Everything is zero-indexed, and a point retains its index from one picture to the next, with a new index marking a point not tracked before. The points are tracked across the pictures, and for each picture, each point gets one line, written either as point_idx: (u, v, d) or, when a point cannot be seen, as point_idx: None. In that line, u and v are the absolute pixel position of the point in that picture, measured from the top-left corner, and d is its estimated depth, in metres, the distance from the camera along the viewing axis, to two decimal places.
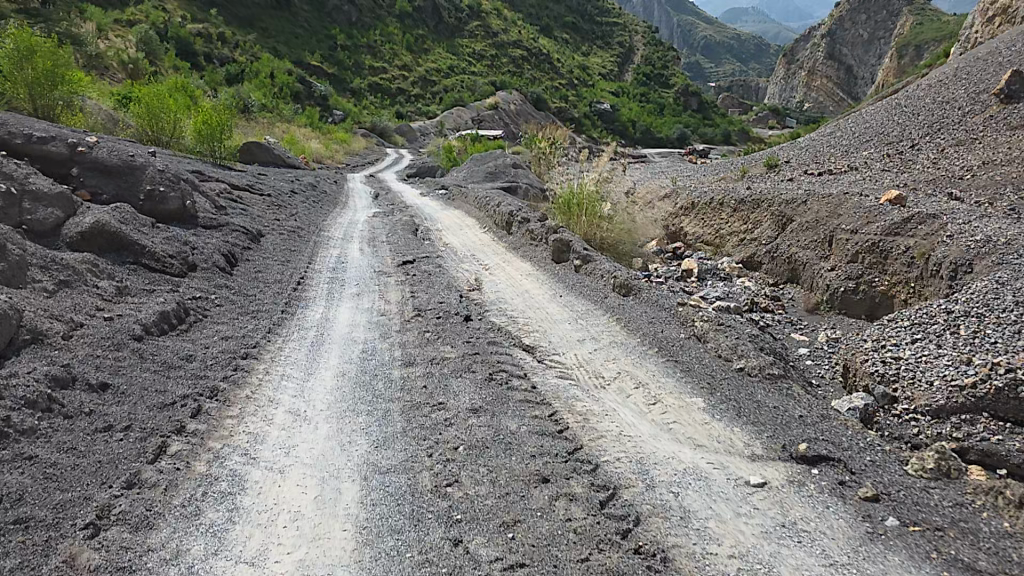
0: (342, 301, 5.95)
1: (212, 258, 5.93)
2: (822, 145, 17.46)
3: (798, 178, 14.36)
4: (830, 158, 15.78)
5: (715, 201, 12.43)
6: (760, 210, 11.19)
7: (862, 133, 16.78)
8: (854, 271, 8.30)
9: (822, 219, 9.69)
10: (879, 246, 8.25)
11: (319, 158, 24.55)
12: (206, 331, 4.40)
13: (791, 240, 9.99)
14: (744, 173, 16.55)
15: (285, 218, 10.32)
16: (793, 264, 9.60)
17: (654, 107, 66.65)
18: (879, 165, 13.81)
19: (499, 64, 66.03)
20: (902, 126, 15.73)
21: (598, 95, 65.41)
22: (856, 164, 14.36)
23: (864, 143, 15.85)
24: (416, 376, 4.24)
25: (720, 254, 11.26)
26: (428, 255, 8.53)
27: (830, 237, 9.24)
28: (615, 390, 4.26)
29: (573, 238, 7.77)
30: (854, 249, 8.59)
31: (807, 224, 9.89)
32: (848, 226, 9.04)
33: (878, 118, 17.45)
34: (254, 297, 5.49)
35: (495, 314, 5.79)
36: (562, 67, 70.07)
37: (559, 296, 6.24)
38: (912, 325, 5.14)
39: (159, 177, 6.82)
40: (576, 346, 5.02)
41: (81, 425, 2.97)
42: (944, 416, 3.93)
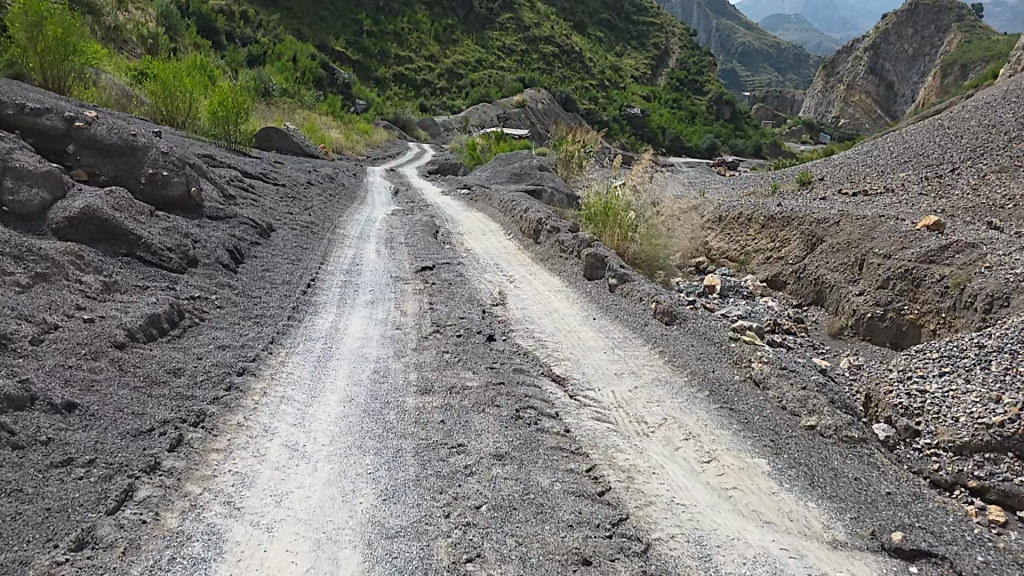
0: (353, 309, 5.53)
1: (216, 253, 5.54)
2: (856, 164, 16.54)
3: (830, 197, 13.52)
4: (865, 178, 14.89)
5: (744, 216, 11.74)
6: (790, 227, 10.48)
7: (900, 153, 15.89)
8: (882, 298, 7.82)
9: (854, 241, 9.03)
10: (913, 272, 7.68)
11: (340, 149, 24.34)
12: (199, 337, 3.95)
13: (820, 261, 9.34)
14: (775, 188, 15.80)
15: (299, 211, 9.91)
16: (820, 287, 8.96)
17: (680, 115, 65.36)
18: (916, 188, 12.98)
19: (526, 60, 65.42)
20: (945, 148, 14.81)
21: (625, 99, 64.45)
22: (893, 185, 13.52)
23: (901, 164, 14.97)
24: (433, 407, 3.72)
25: (743, 272, 10.53)
26: (448, 261, 8.03)
27: (862, 260, 8.63)
28: (660, 440, 3.76)
29: (606, 255, 7.24)
30: (886, 274, 8.02)
31: (838, 246, 9.23)
32: (881, 249, 8.45)
33: (917, 139, 16.52)
34: (258, 300, 5.12)
35: (521, 336, 5.29)
36: (590, 68, 69.22)
37: (592, 320, 5.74)
38: (941, 357, 5.41)
39: (162, 160, 6.39)
40: (611, 381, 4.50)
41: (34, 458, 2.49)
42: (966, 453, 4.03)
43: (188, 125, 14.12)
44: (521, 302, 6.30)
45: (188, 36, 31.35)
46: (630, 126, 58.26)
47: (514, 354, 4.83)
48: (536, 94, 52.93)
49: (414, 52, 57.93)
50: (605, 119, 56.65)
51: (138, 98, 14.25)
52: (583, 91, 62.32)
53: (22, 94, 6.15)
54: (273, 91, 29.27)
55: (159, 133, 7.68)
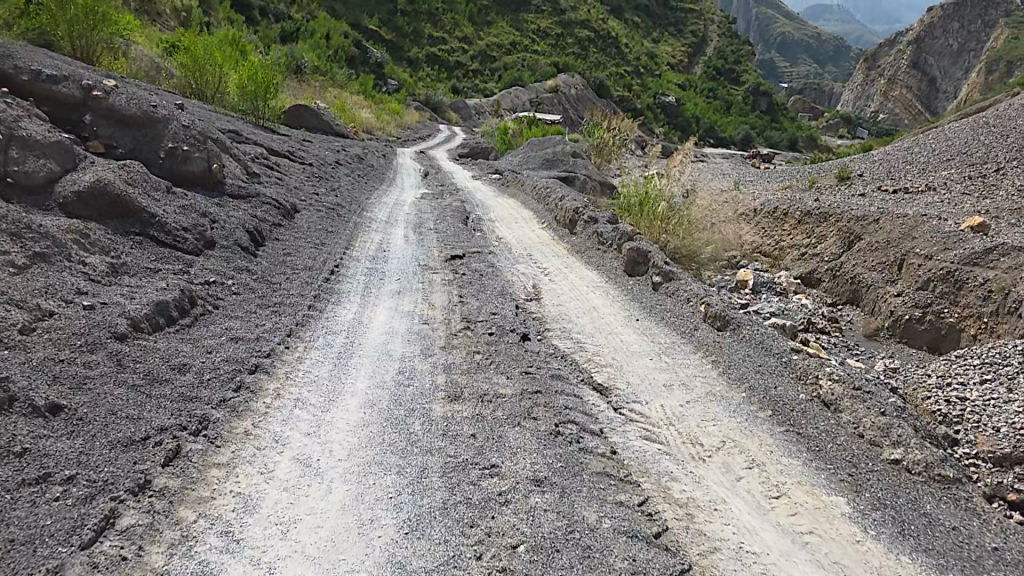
0: (377, 299, 5.22)
1: (235, 235, 5.30)
2: (899, 159, 15.44)
3: (870, 194, 12.55)
4: (910, 174, 13.81)
5: (779, 211, 10.95)
6: (825, 224, 9.64)
7: (941, 151, 14.61)
8: (922, 299, 7.05)
9: (894, 240, 8.20)
10: (954, 275, 6.93)
11: (370, 128, 24.06)
12: (210, 328, 3.67)
13: (856, 260, 8.53)
14: (813, 183, 14.84)
15: (325, 192, 9.61)
16: (856, 286, 8.16)
17: (713, 103, 63.09)
18: (959, 187, 11.91)
19: (559, 42, 63.97)
20: (997, 144, 13.55)
21: (659, 86, 62.48)
22: (934, 184, 12.42)
23: (944, 163, 13.71)
24: (462, 418, 3.31)
25: (777, 268, 9.77)
26: (479, 250, 7.62)
27: (901, 261, 7.84)
28: (719, 468, 3.26)
29: (650, 250, 6.76)
30: (925, 275, 7.25)
31: (876, 245, 8.41)
32: (922, 249, 7.63)
33: (968, 132, 15.26)
34: (278, 286, 4.85)
35: (558, 335, 4.89)
36: (623, 53, 67.33)
37: (635, 321, 5.30)
38: (983, 365, 5.01)
39: (183, 134, 6.19)
40: (659, 392, 4.04)
41: (4, 474, 2.15)
42: (1007, 467, 3.57)
43: (217, 99, 14.09)
44: (556, 298, 5.89)
45: (223, 11, 31.36)
46: (663, 114, 56.56)
47: (560, 357, 4.45)
48: (568, 78, 51.58)
49: (446, 32, 56.96)
50: (637, 106, 54.98)
51: (166, 70, 14.45)
52: (616, 76, 60.54)
53: (38, 60, 5.96)
54: (304, 68, 29.10)
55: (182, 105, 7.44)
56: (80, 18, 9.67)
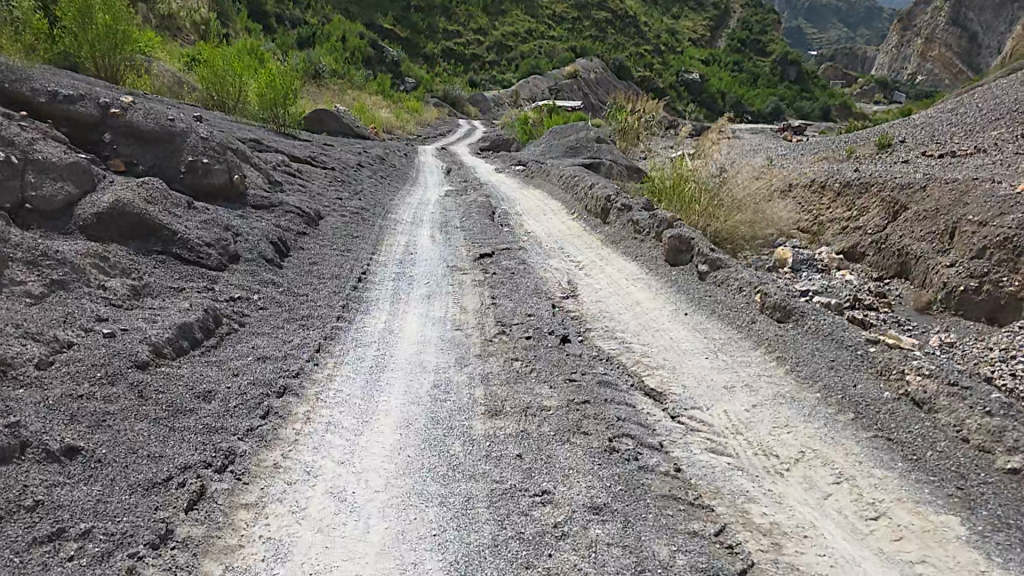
0: (404, 312, 5.00)
1: (258, 246, 5.42)
2: (939, 121, 14.51)
3: (907, 159, 11.77)
4: (954, 136, 12.92)
5: (816, 183, 10.21)
6: (867, 195, 8.91)
7: (989, 109, 13.56)
8: (978, 269, 6.39)
9: (943, 208, 7.44)
10: (1012, 241, 6.25)
11: (392, 128, 24.11)
12: (236, 347, 3.55)
13: (902, 230, 7.81)
14: (850, 153, 13.82)
15: (349, 196, 9.47)
16: (904, 258, 7.50)
17: (737, 79, 60.92)
18: (1011, 147, 10.91)
19: (575, 27, 62.81)
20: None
21: (681, 63, 60.62)
22: (984, 146, 11.35)
23: (992, 120, 12.71)
24: (506, 437, 3.02)
25: (817, 244, 9.14)
26: (507, 246, 7.65)
27: (953, 229, 7.10)
28: (800, 484, 2.83)
29: (692, 237, 6.55)
30: (980, 243, 6.57)
31: (924, 213, 7.65)
32: (975, 215, 6.90)
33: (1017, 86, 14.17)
34: (305, 296, 4.89)
35: (601, 336, 4.68)
36: (641, 33, 65.66)
37: (684, 315, 5.02)
38: None
39: (202, 147, 6.39)
40: (720, 396, 3.65)
41: (12, 535, 1.95)
42: None
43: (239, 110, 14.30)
44: (596, 294, 5.75)
45: (241, 23, 31.82)
46: (687, 93, 54.96)
47: (608, 362, 4.17)
48: (585, 63, 50.61)
49: (460, 26, 56.53)
50: (659, 86, 53.52)
51: (188, 85, 14.73)
52: (635, 57, 58.98)
53: (57, 81, 6.03)
54: (323, 72, 29.26)
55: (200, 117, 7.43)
56: (102, 37, 9.80)
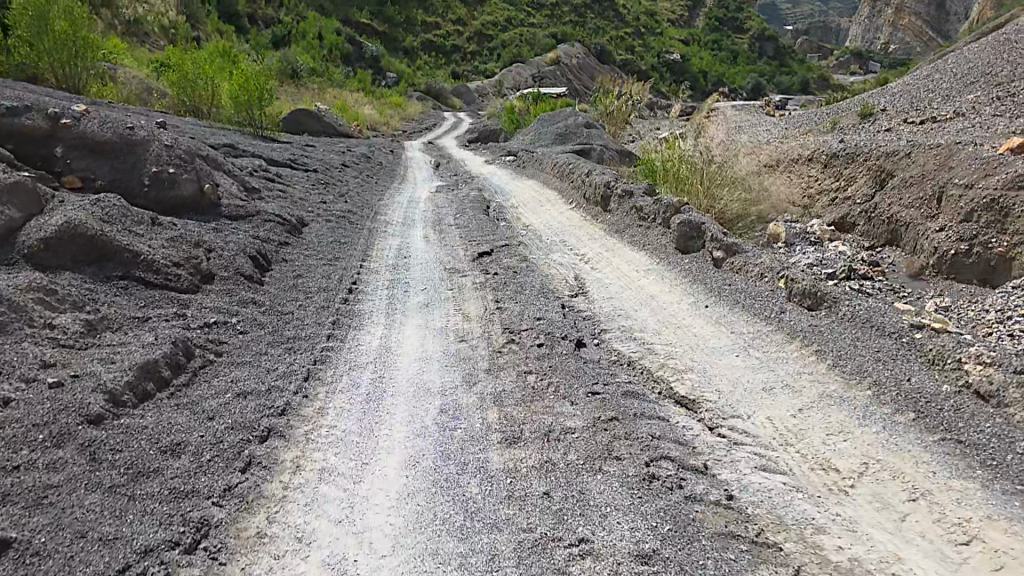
0: (404, 329, 4.70)
1: (235, 262, 5.12)
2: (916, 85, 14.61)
3: (879, 127, 12.00)
4: (932, 99, 12.96)
5: (802, 156, 9.76)
6: (855, 164, 8.58)
7: (962, 73, 13.59)
8: (967, 232, 6.28)
9: (929, 172, 7.28)
10: (998, 203, 6.15)
11: (375, 124, 23.47)
12: (211, 384, 3.26)
13: (891, 197, 7.61)
14: (832, 124, 13.58)
15: (334, 198, 9.00)
16: (894, 226, 7.33)
17: (716, 56, 60.83)
18: (990, 110, 10.90)
19: (553, 12, 62.28)
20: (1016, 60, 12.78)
21: (660, 43, 60.30)
22: (962, 109, 11.34)
23: (967, 85, 12.73)
24: (528, 470, 2.64)
25: (807, 217, 8.84)
26: (506, 244, 7.42)
27: (940, 193, 6.95)
28: (871, 503, 2.44)
29: (702, 221, 6.27)
30: (967, 207, 6.45)
31: (911, 179, 7.47)
32: (961, 177, 6.75)
33: (990, 48, 14.28)
34: (291, 315, 4.63)
35: (619, 339, 4.35)
36: (619, 15, 65.30)
37: (704, 308, 4.67)
38: None
39: (166, 156, 6.20)
40: (761, 399, 3.27)
41: None
42: None
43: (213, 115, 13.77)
44: (607, 291, 5.55)
45: (213, 25, 30.87)
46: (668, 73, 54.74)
47: (632, 368, 3.82)
48: (565, 48, 50.14)
49: (437, 17, 55.75)
50: (640, 68, 53.26)
51: (158, 92, 14.13)
52: (616, 40, 58.44)
53: (8, 94, 5.81)
54: (301, 71, 28.58)
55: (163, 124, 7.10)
56: (64, 44, 9.25)
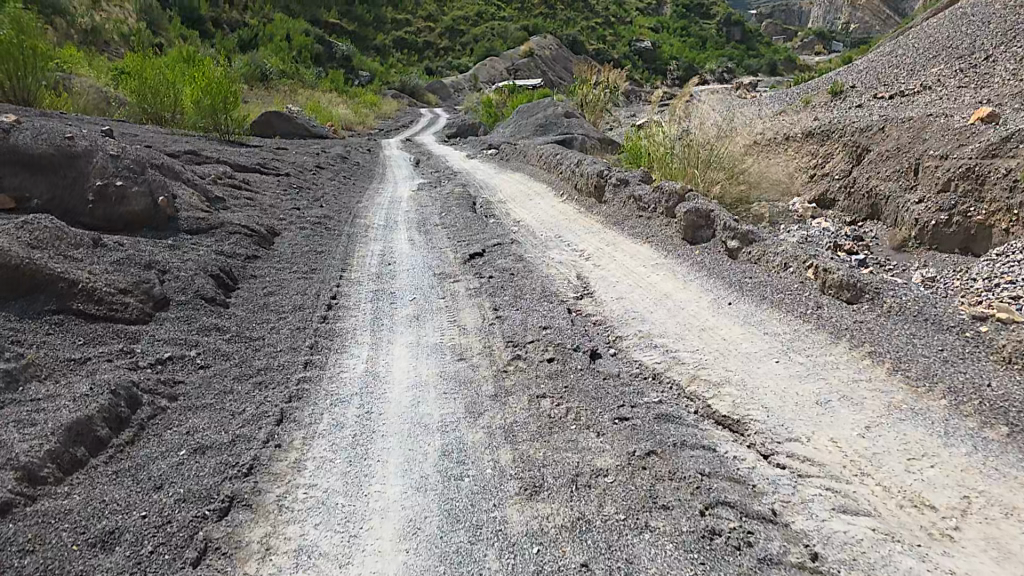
0: (392, 350, 4.24)
1: (193, 284, 4.84)
2: (884, 59, 14.77)
3: (857, 104, 11.97)
4: (900, 73, 13.13)
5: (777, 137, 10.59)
6: (830, 141, 9.37)
7: (925, 44, 13.92)
8: (946, 202, 6.71)
9: (904, 145, 7.91)
10: (974, 170, 6.64)
11: (350, 123, 22.65)
12: (163, 439, 3.03)
13: (869, 171, 8.24)
14: (806, 103, 13.67)
15: (309, 202, 8.41)
16: (874, 199, 7.88)
17: (686, 42, 61.37)
18: (955, 81, 11.14)
19: (524, 5, 62.19)
20: (977, 29, 12.97)
21: (632, 32, 60.54)
22: (929, 82, 11.57)
23: (931, 57, 12.94)
24: (559, 532, 2.22)
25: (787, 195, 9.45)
26: (499, 242, 6.89)
27: (917, 165, 7.49)
28: (990, 551, 1.97)
29: (711, 208, 5.82)
30: (945, 176, 6.95)
31: (887, 153, 8.11)
32: (936, 150, 7.32)
33: (954, 18, 14.45)
34: (262, 340, 4.32)
35: (640, 349, 3.86)
36: (589, 8, 65.63)
37: (727, 306, 4.20)
38: None
39: (113, 167, 5.78)
40: (817, 415, 2.79)
41: None
42: None
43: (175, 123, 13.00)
44: (616, 291, 5.06)
45: (174, 30, 29.97)
46: (641, 60, 54.79)
47: (664, 385, 3.31)
48: (538, 39, 49.82)
49: (407, 15, 55.03)
50: (613, 56, 53.26)
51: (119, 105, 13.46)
52: (587, 29, 58.30)
53: None
54: (270, 73, 27.71)
55: (108, 132, 6.81)
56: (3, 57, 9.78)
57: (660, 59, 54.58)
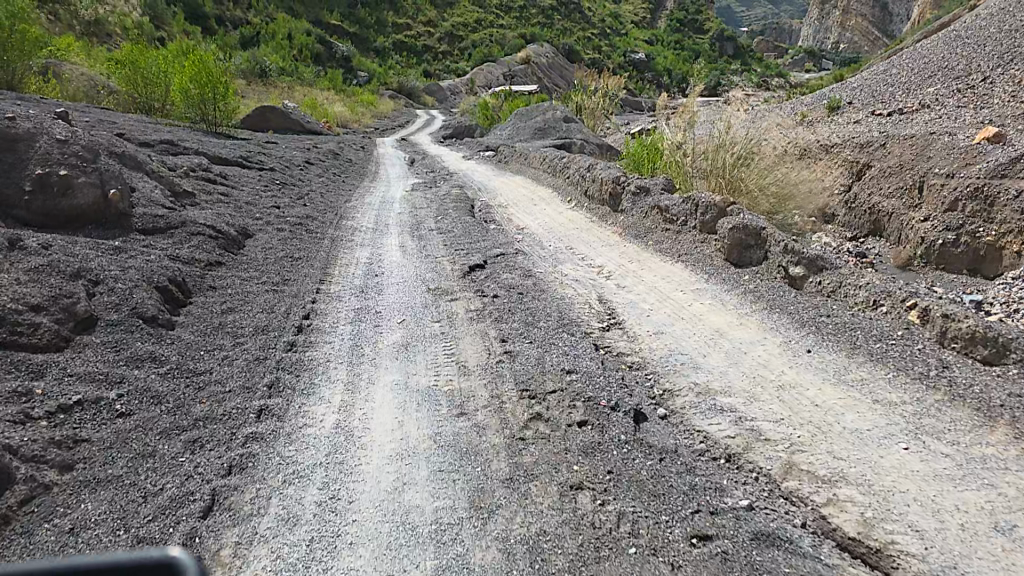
0: (372, 396, 3.35)
1: (133, 300, 3.91)
2: (878, 84, 14.75)
3: (859, 121, 11.63)
4: (894, 97, 13.05)
5: None
6: (829, 157, 9.44)
7: (921, 66, 14.26)
8: (953, 222, 6.55)
9: (906, 163, 7.90)
10: (983, 190, 6.45)
11: (346, 122, 21.69)
12: (33, 543, 2.17)
13: (871, 188, 8.17)
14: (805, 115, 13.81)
15: (291, 200, 7.46)
16: (876, 216, 7.76)
17: (683, 56, 62.18)
18: (953, 100, 11.27)
19: (525, 15, 62.69)
20: (968, 58, 13.04)
21: (631, 44, 61.11)
22: (927, 101, 11.77)
23: (927, 79, 13.23)
24: None
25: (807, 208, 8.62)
26: (501, 254, 5.93)
27: (920, 184, 7.46)
28: None
29: (761, 224, 4.90)
30: (952, 195, 6.78)
31: (888, 170, 8.09)
32: (942, 168, 7.27)
33: (942, 45, 14.85)
34: (209, 378, 3.42)
35: (700, 412, 2.93)
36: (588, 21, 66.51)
37: (808, 355, 3.25)
38: None
39: (59, 153, 4.83)
40: (1006, 554, 1.86)
41: None
42: None
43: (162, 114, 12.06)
44: (652, 322, 4.13)
45: (177, 25, 29.31)
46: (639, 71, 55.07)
47: (749, 476, 2.41)
48: (538, 47, 50.14)
49: (408, 20, 54.63)
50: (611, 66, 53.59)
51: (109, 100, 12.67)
52: (586, 41, 58.72)
53: None
54: (267, 70, 26.83)
55: (62, 114, 5.86)
56: None
57: (658, 70, 55.03)
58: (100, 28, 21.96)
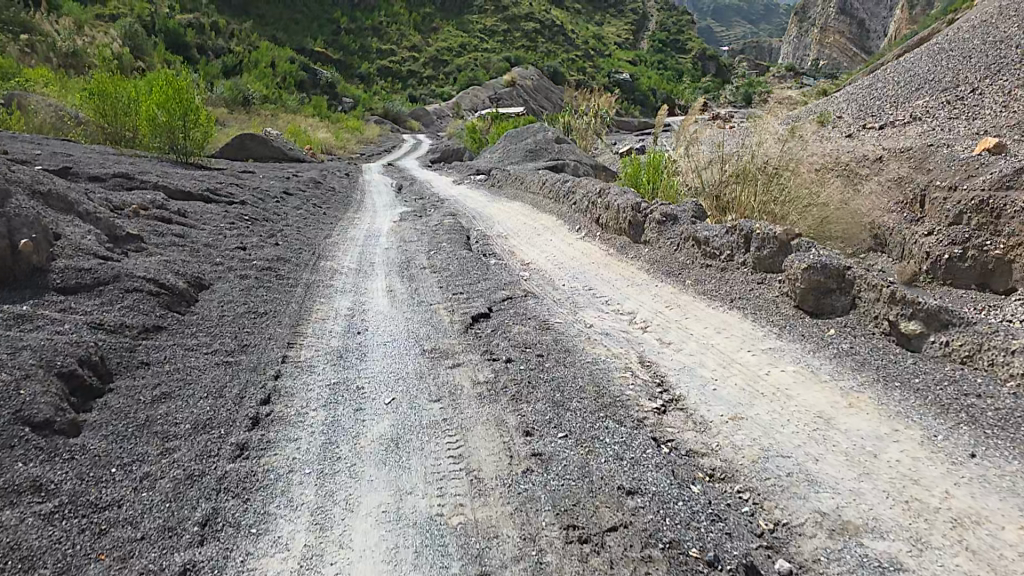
0: (351, 538, 2.29)
1: (19, 396, 2.85)
2: (868, 96, 14.24)
3: (861, 133, 10.96)
4: (889, 109, 12.48)
5: None
6: None
7: (913, 75, 13.85)
8: (960, 235, 5.65)
9: (904, 176, 7.18)
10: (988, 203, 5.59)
11: (330, 149, 20.91)
12: None
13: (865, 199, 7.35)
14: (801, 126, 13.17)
15: (262, 239, 6.47)
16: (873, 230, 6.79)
17: (665, 76, 62.89)
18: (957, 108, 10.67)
19: (510, 40, 63.31)
20: (959, 66, 12.57)
21: (615, 65, 61.66)
22: (930, 110, 11.19)
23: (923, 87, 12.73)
24: None
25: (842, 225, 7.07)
26: (507, 299, 4.94)
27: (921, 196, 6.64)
28: None
29: (836, 262, 3.99)
30: (955, 209, 5.93)
31: (889, 182, 7.31)
32: (943, 180, 6.43)
33: (931, 55, 14.50)
34: (109, 518, 2.33)
35: (845, 568, 1.98)
36: (573, 45, 67.26)
37: (970, 469, 2.33)
38: None
39: None
40: None
41: None
42: None
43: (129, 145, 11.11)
44: (720, 398, 3.14)
45: (159, 56, 28.91)
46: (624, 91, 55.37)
47: None
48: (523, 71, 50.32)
49: (392, 45, 54.69)
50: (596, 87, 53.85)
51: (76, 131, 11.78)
52: (570, 64, 59.24)
53: None
54: (252, 99, 26.14)
55: None
56: None
57: (642, 89, 55.38)
58: (78, 61, 21.28)
